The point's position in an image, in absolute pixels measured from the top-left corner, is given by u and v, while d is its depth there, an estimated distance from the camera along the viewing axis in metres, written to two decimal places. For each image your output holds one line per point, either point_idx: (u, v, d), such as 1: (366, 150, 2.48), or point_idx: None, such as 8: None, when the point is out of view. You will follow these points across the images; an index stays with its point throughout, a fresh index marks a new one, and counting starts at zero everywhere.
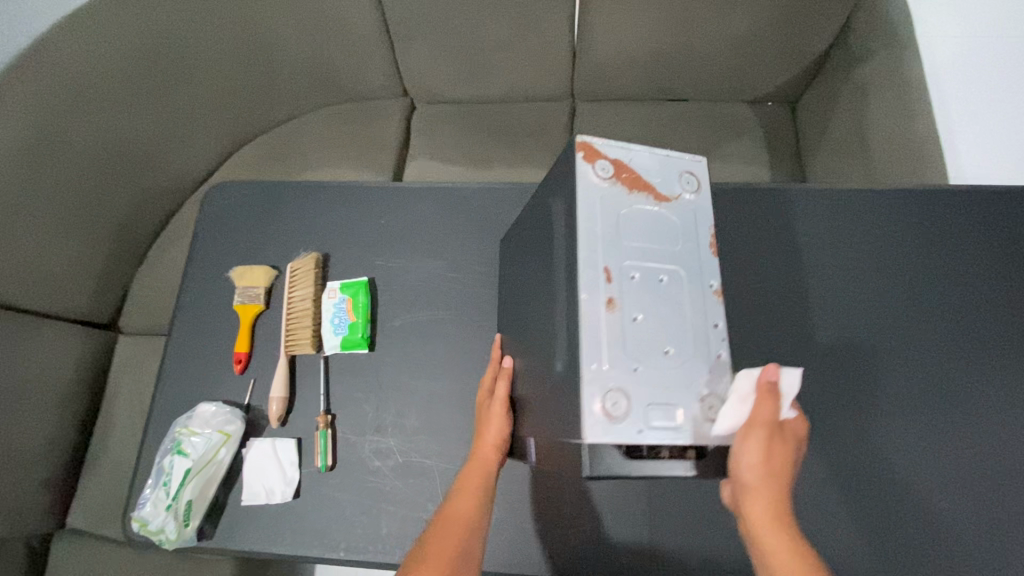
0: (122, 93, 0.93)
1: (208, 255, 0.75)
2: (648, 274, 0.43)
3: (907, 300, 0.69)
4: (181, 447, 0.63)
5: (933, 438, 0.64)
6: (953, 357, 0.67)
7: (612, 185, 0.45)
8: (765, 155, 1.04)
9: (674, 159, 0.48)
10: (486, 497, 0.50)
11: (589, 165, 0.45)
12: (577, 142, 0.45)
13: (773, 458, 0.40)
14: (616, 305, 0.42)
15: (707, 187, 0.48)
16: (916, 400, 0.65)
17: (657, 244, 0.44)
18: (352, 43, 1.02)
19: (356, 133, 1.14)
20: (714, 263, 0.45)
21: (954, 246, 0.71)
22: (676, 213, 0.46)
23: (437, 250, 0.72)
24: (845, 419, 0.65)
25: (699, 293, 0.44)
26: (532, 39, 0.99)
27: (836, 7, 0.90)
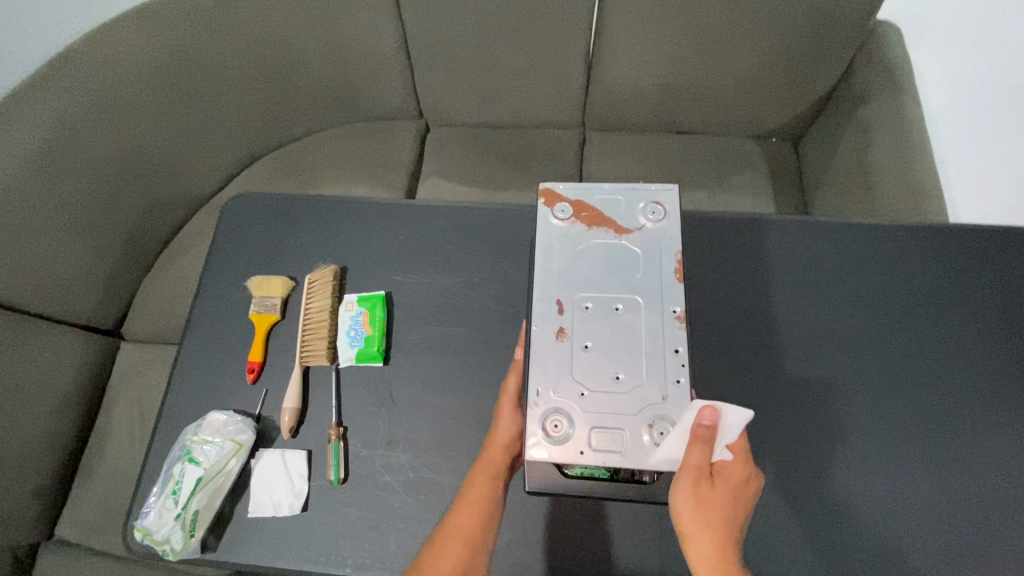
0: (143, 106, 0.95)
1: (225, 264, 0.76)
2: (601, 303, 0.48)
3: (938, 328, 0.66)
4: (192, 455, 0.63)
5: (979, 476, 0.60)
6: (992, 389, 0.63)
7: (571, 225, 0.51)
8: (769, 188, 1.07)
9: (640, 191, 0.52)
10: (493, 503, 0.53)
11: (548, 208, 0.52)
12: (539, 190, 0.53)
13: (707, 504, 0.43)
14: (568, 333, 0.47)
15: (674, 215, 0.51)
16: (955, 435, 0.61)
17: (615, 276, 0.49)
18: (372, 65, 1.06)
19: (371, 151, 1.17)
20: (677, 290, 0.48)
21: (987, 274, 0.69)
22: (637, 243, 0.50)
23: (453, 267, 0.73)
24: (878, 452, 0.61)
25: (658, 320, 0.47)
26: (548, 70, 1.02)
27: (838, 53, 0.95)
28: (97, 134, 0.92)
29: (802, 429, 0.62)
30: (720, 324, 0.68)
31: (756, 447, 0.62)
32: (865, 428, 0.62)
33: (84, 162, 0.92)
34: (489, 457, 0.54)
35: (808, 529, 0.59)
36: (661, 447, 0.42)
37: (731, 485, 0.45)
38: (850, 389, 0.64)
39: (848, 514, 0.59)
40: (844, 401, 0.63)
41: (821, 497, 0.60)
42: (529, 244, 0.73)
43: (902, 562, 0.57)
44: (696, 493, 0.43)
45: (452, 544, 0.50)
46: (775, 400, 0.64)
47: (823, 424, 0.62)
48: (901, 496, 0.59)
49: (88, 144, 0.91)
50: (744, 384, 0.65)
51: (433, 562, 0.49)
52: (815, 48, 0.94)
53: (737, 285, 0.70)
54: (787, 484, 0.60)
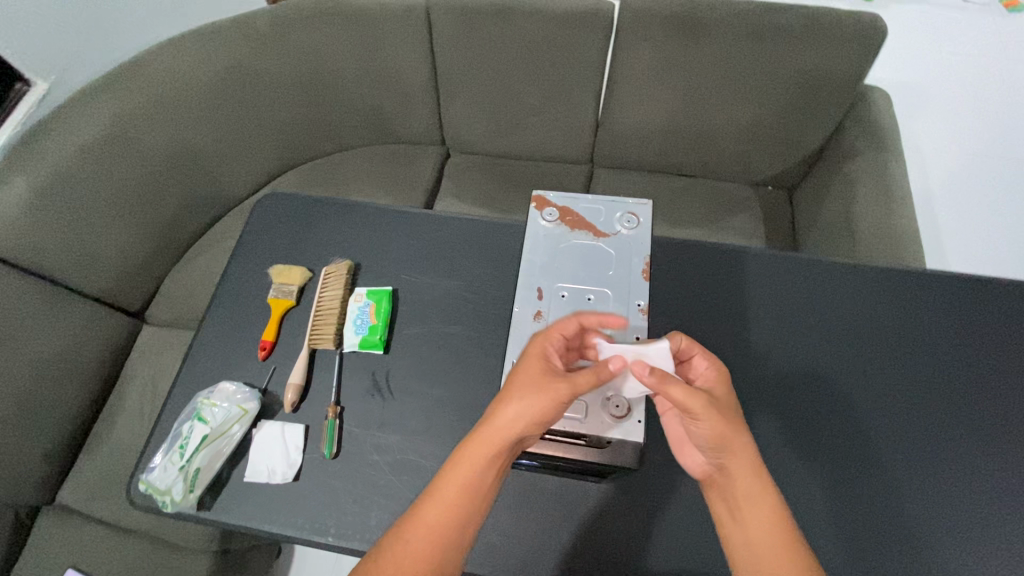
0: (195, 112, 1.06)
1: (251, 253, 0.84)
2: (576, 293, 0.58)
3: (906, 361, 0.70)
4: (200, 415, 0.69)
5: (940, 502, 0.62)
6: (956, 423, 0.66)
7: (556, 226, 0.63)
8: (762, 231, 1.14)
9: (619, 203, 0.64)
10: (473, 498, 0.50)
11: (539, 212, 0.63)
12: (532, 196, 0.64)
13: (727, 418, 0.50)
14: (544, 316, 0.58)
15: (645, 225, 0.62)
16: (917, 462, 0.64)
17: (589, 271, 0.60)
18: (404, 93, 1.16)
19: (394, 170, 1.26)
20: (643, 286, 0.59)
21: (957, 316, 0.73)
22: (612, 245, 0.61)
23: (457, 272, 0.79)
24: (842, 471, 0.64)
25: (624, 309, 0.58)
26: (562, 108, 1.12)
27: (829, 112, 1.03)
28: (151, 131, 1.02)
29: (771, 445, 0.65)
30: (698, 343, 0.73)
31: None
32: (831, 450, 0.65)
33: (136, 155, 1.02)
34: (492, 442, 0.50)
35: None
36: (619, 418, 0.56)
37: (728, 397, 0.52)
38: (818, 412, 0.67)
39: (811, 528, 0.61)
40: (812, 422, 0.66)
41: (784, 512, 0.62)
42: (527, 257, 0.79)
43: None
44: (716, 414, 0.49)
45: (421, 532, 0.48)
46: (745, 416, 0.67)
47: (790, 442, 0.65)
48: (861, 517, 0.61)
49: (141, 140, 1.01)
50: None
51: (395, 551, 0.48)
52: (807, 105, 1.02)
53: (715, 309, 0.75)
54: None
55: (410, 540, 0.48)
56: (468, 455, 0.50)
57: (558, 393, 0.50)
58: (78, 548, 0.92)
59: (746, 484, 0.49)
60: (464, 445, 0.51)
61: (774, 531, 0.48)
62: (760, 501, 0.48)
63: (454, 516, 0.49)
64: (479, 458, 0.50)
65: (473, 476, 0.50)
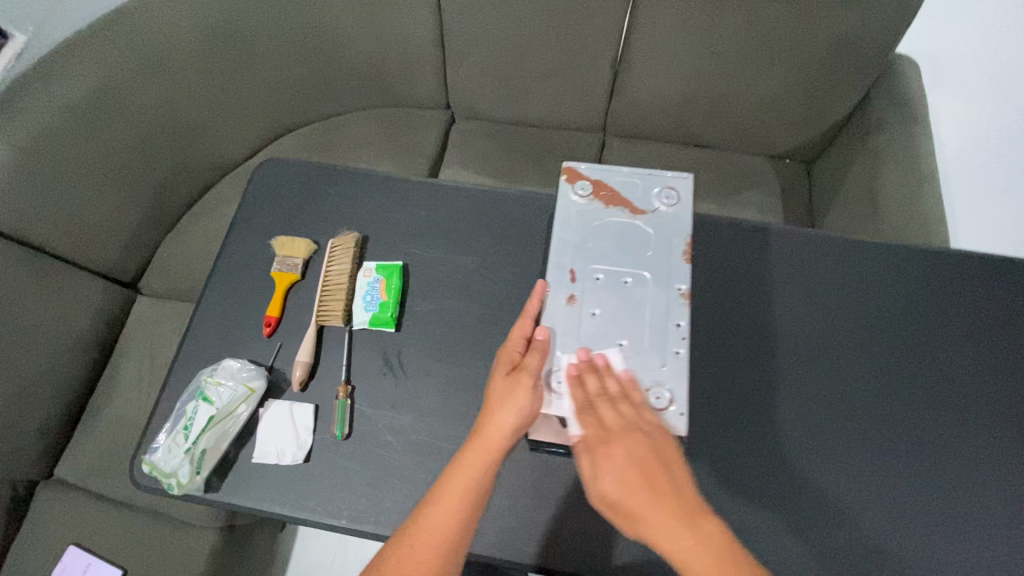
0: (186, 70, 0.99)
1: (251, 223, 0.79)
2: (612, 275, 0.56)
3: (920, 349, 0.70)
4: (205, 395, 0.66)
5: (946, 488, 0.63)
6: (965, 412, 0.67)
7: (589, 201, 0.59)
8: (779, 205, 1.11)
9: (658, 177, 0.60)
10: (475, 496, 0.51)
11: (570, 185, 0.60)
12: (563, 167, 0.60)
13: (625, 473, 0.47)
14: (578, 300, 0.55)
15: (685, 201, 0.59)
16: (926, 450, 0.65)
17: (626, 253, 0.57)
18: (408, 54, 1.09)
19: (397, 136, 1.21)
20: (684, 269, 0.56)
21: (971, 303, 0.73)
22: (649, 223, 0.58)
23: (471, 246, 0.76)
24: (856, 460, 0.65)
25: (665, 294, 0.55)
26: (576, 73, 1.06)
27: (859, 80, 0.98)
28: (138, 89, 0.95)
29: (785, 432, 0.66)
30: (716, 329, 0.72)
31: (739, 444, 0.66)
32: (843, 437, 0.66)
33: (122, 116, 0.95)
34: (486, 443, 0.52)
35: (783, 526, 0.62)
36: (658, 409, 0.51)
37: (615, 459, 0.48)
38: (833, 401, 0.68)
39: (819, 512, 0.63)
40: (825, 410, 0.67)
41: (795, 502, 0.63)
42: (543, 231, 0.76)
43: (869, 564, 0.60)
44: (614, 474, 0.47)
45: (424, 537, 0.50)
46: (761, 403, 0.68)
47: (805, 429, 0.66)
48: (870, 505, 0.63)
49: (126, 99, 0.94)
50: (733, 384, 0.69)
51: (402, 551, 0.49)
52: (836, 74, 0.97)
53: (734, 294, 0.74)
54: (766, 482, 0.64)
55: (416, 545, 0.49)
56: (462, 459, 0.52)
57: (522, 377, 0.53)
58: (81, 521, 0.91)
59: (674, 542, 0.44)
60: (458, 453, 0.53)
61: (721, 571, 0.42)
62: (693, 547, 0.43)
63: (460, 515, 0.50)
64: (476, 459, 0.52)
65: (471, 479, 0.51)
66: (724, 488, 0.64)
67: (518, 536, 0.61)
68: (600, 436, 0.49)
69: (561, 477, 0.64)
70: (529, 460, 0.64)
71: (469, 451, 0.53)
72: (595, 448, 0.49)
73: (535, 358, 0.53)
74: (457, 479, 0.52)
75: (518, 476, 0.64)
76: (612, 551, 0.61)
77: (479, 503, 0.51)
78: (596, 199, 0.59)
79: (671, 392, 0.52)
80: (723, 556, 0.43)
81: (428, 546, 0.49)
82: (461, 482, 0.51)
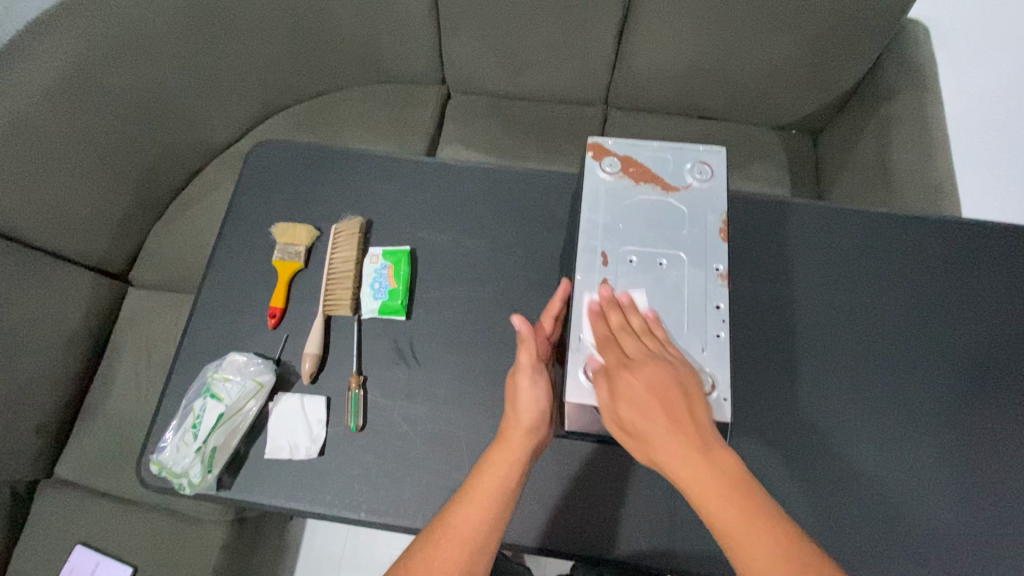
0: (166, 49, 0.93)
1: (248, 210, 0.76)
2: (646, 257, 0.54)
3: (939, 320, 0.69)
4: (212, 391, 0.63)
5: (967, 460, 0.63)
6: (985, 384, 0.66)
7: (618, 178, 0.57)
8: (786, 177, 1.09)
9: (690, 152, 0.57)
10: (506, 493, 0.50)
11: (597, 162, 0.57)
12: (589, 143, 0.58)
13: (643, 396, 0.46)
14: (611, 284, 0.53)
15: (718, 176, 0.57)
16: (947, 423, 0.65)
17: (659, 232, 0.55)
18: (400, 26, 1.04)
19: (391, 114, 1.16)
20: (721, 248, 0.54)
21: (989, 273, 0.72)
22: (681, 200, 0.56)
23: (480, 228, 0.73)
24: (876, 434, 0.64)
25: (703, 274, 0.53)
26: (577, 44, 1.02)
27: (871, 46, 0.95)
28: (117, 70, 0.89)
29: (806, 409, 0.66)
30: (734, 307, 0.70)
31: (761, 424, 0.65)
32: (865, 413, 0.65)
33: (101, 101, 0.90)
34: (509, 440, 0.53)
35: (807, 500, 0.62)
36: (701, 395, 0.49)
37: (631, 380, 0.47)
38: (852, 376, 0.67)
39: (842, 488, 0.62)
40: (845, 386, 0.66)
41: (818, 478, 0.63)
42: (555, 210, 0.73)
43: (891, 537, 0.60)
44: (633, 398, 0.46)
45: (454, 537, 0.48)
46: (781, 381, 0.67)
47: (827, 405, 0.66)
48: (891, 479, 0.63)
49: (105, 81, 0.89)
50: (752, 362, 0.68)
51: (430, 552, 0.48)
52: (846, 41, 0.94)
53: (751, 271, 0.72)
54: (787, 459, 0.64)
55: (444, 546, 0.48)
56: (491, 456, 0.52)
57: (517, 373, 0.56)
58: (85, 521, 0.89)
59: (684, 460, 0.43)
60: (486, 450, 0.53)
61: (733, 501, 0.42)
62: (707, 475, 0.43)
63: (488, 515, 0.49)
64: (507, 455, 0.52)
65: (500, 477, 0.51)
66: (746, 467, 0.63)
67: (540, 523, 0.60)
68: (619, 362, 0.48)
69: (583, 462, 0.63)
70: (551, 446, 0.63)
71: (501, 448, 0.52)
72: (615, 373, 0.48)
73: (524, 353, 0.56)
74: (488, 476, 0.51)
75: (539, 464, 0.62)
76: (637, 535, 0.60)
77: (507, 505, 0.50)
78: (625, 177, 0.57)
79: (713, 376, 0.49)
80: (734, 482, 0.42)
81: (458, 546, 0.48)
82: (491, 481, 0.51)
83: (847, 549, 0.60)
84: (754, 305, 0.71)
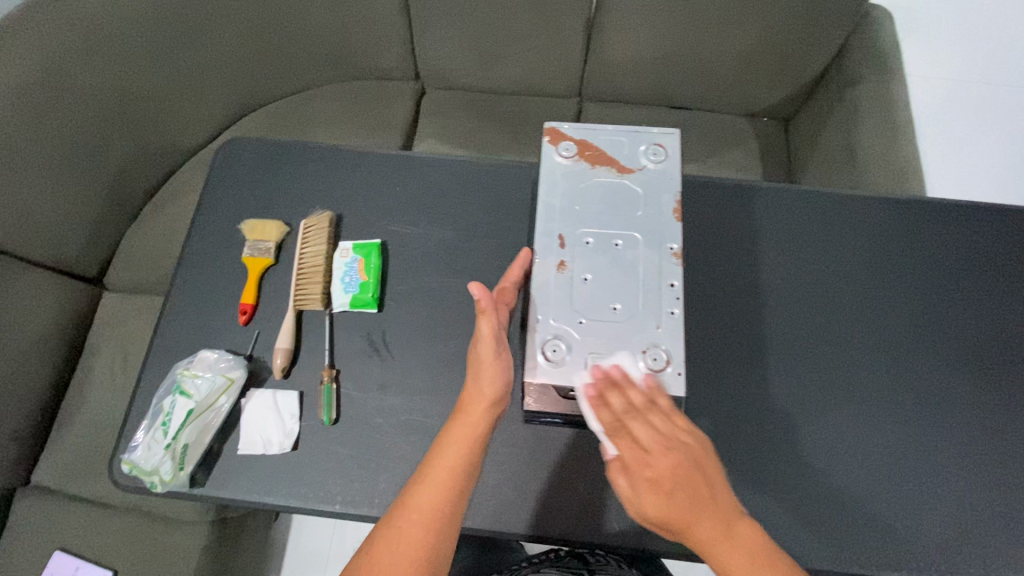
0: (134, 50, 0.92)
1: (217, 207, 0.75)
2: (602, 238, 0.54)
3: (901, 297, 0.71)
4: (182, 389, 0.63)
5: (929, 432, 0.65)
6: (945, 358, 0.68)
7: (575, 162, 0.57)
8: (759, 164, 1.10)
9: (645, 134, 0.58)
10: (467, 472, 0.51)
11: (554, 147, 0.58)
12: (545, 128, 0.58)
13: (671, 496, 0.44)
14: (568, 265, 0.54)
15: (672, 157, 0.57)
16: (910, 397, 0.66)
17: (616, 214, 0.55)
18: (371, 23, 1.04)
19: (366, 110, 1.16)
20: (675, 227, 0.55)
21: (949, 249, 0.74)
22: (638, 182, 0.57)
23: (450, 219, 0.73)
24: (841, 411, 0.66)
25: (658, 252, 0.54)
26: (548, 35, 1.02)
27: (836, 34, 0.97)
28: (86, 73, 0.89)
29: (775, 389, 0.67)
30: (703, 291, 0.71)
31: (730, 405, 0.66)
32: (831, 390, 0.67)
33: (67, 104, 0.88)
34: (469, 417, 0.53)
35: (775, 478, 0.63)
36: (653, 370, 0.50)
37: (655, 481, 0.45)
38: (817, 354, 0.68)
39: (810, 464, 0.64)
40: (811, 365, 0.68)
41: (787, 455, 0.64)
42: (523, 199, 0.74)
43: (859, 509, 0.62)
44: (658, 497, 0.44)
45: (416, 518, 0.49)
46: (750, 362, 0.68)
47: (794, 385, 0.67)
48: (857, 453, 0.64)
49: (72, 85, 0.88)
50: (721, 345, 0.69)
51: (392, 531, 0.49)
52: (812, 28, 0.96)
53: (720, 255, 0.73)
54: (757, 438, 0.65)
55: (405, 524, 0.49)
56: (450, 433, 0.53)
57: (481, 347, 0.55)
58: (65, 527, 0.88)
59: (722, 552, 0.43)
60: (445, 428, 0.54)
61: None
62: (744, 561, 0.43)
63: (451, 494, 0.50)
64: (467, 432, 0.52)
65: (461, 456, 0.52)
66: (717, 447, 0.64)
67: (516, 509, 0.61)
68: (637, 458, 0.46)
69: (557, 447, 0.63)
70: (524, 433, 0.63)
71: (460, 426, 0.53)
72: (635, 469, 0.46)
73: (486, 323, 0.55)
74: (450, 454, 0.52)
75: (513, 449, 0.63)
76: (613, 518, 0.61)
77: (468, 481, 0.51)
78: (582, 160, 0.57)
79: (669, 352, 0.50)
80: (768, 560, 0.43)
81: (420, 527, 0.49)
82: (452, 458, 0.51)
83: (818, 523, 0.61)
84: (723, 289, 0.72)
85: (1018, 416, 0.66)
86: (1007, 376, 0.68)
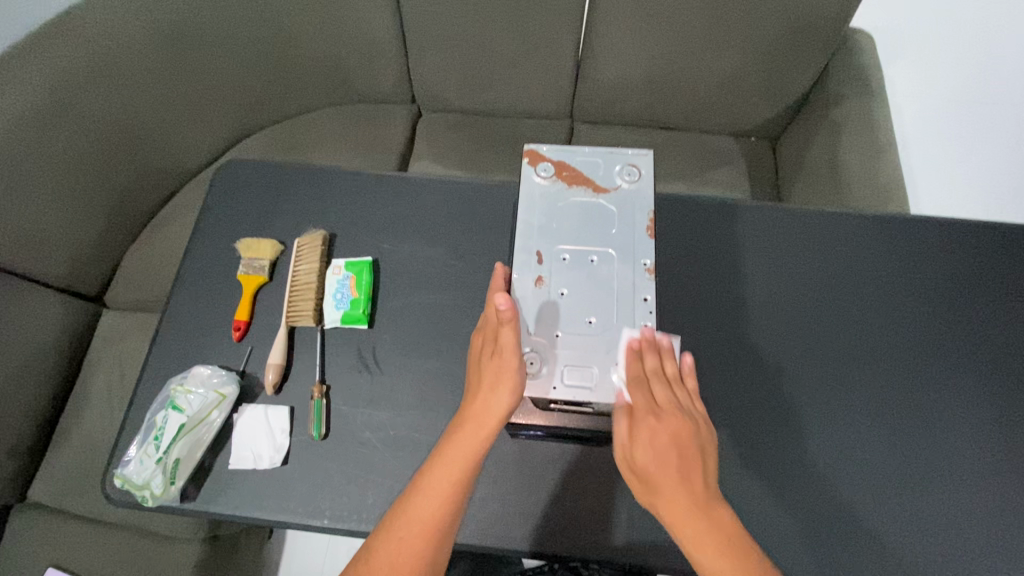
0: (138, 76, 0.96)
1: (214, 226, 0.77)
2: (577, 255, 0.56)
3: (882, 310, 0.72)
4: (175, 404, 0.64)
5: (914, 444, 0.66)
6: (927, 371, 0.69)
7: (553, 182, 0.59)
8: (747, 182, 1.13)
9: (620, 155, 0.60)
10: (464, 484, 0.51)
11: (533, 168, 0.60)
12: (525, 151, 0.60)
13: (664, 448, 0.47)
14: (545, 281, 0.55)
15: (646, 177, 0.59)
16: (893, 409, 0.67)
17: (591, 231, 0.57)
18: (368, 49, 1.08)
19: (364, 132, 1.19)
20: (648, 245, 0.57)
21: (930, 263, 0.75)
22: (613, 201, 0.59)
23: (440, 237, 0.75)
24: (825, 424, 0.67)
25: (631, 268, 0.56)
26: (539, 59, 1.05)
27: (818, 57, 1.00)
28: (91, 98, 0.92)
29: (759, 403, 0.68)
30: (688, 306, 0.73)
31: (715, 418, 0.67)
32: (816, 404, 0.68)
33: (73, 128, 0.91)
34: (472, 430, 0.52)
35: (760, 491, 0.63)
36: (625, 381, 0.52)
37: (655, 430, 0.48)
38: (801, 368, 0.69)
39: (794, 478, 0.64)
40: (795, 379, 0.69)
41: (771, 468, 0.64)
42: (512, 218, 0.76)
43: (846, 523, 0.62)
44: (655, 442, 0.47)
45: (415, 527, 0.50)
46: (735, 377, 0.69)
47: (779, 399, 0.68)
48: (842, 466, 0.65)
49: (78, 109, 0.91)
50: (706, 360, 0.70)
51: (387, 537, 0.50)
52: (794, 52, 0.99)
53: (705, 271, 0.75)
54: (743, 452, 0.65)
55: (403, 531, 0.50)
56: (451, 445, 0.52)
57: (506, 358, 0.52)
58: (59, 544, 0.88)
59: (687, 516, 0.45)
60: (445, 439, 0.53)
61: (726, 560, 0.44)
62: (705, 536, 0.45)
63: (448, 507, 0.50)
64: (470, 447, 0.51)
65: (461, 470, 0.51)
66: None
67: (503, 524, 0.61)
68: (647, 408, 0.49)
69: (544, 462, 0.64)
70: (511, 448, 0.64)
71: (461, 439, 0.52)
72: (643, 414, 0.49)
73: (509, 333, 0.51)
74: (448, 465, 0.51)
75: (500, 464, 0.64)
76: (599, 532, 0.61)
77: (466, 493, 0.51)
78: (558, 181, 0.59)
79: None
80: (729, 542, 0.45)
81: (417, 536, 0.50)
82: (452, 471, 0.51)
83: (803, 537, 0.62)
84: (708, 304, 0.73)
85: (1002, 429, 0.66)
86: (989, 388, 0.68)
